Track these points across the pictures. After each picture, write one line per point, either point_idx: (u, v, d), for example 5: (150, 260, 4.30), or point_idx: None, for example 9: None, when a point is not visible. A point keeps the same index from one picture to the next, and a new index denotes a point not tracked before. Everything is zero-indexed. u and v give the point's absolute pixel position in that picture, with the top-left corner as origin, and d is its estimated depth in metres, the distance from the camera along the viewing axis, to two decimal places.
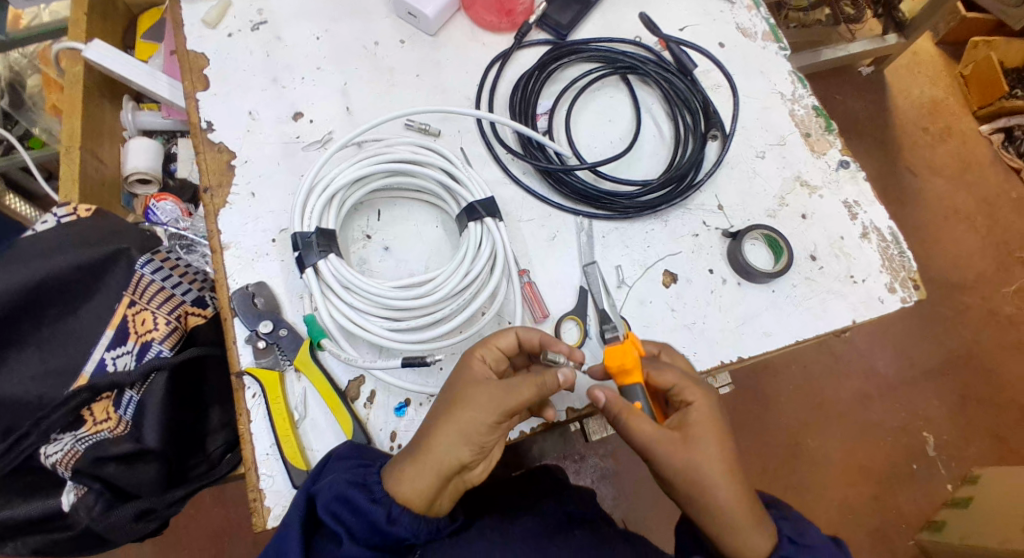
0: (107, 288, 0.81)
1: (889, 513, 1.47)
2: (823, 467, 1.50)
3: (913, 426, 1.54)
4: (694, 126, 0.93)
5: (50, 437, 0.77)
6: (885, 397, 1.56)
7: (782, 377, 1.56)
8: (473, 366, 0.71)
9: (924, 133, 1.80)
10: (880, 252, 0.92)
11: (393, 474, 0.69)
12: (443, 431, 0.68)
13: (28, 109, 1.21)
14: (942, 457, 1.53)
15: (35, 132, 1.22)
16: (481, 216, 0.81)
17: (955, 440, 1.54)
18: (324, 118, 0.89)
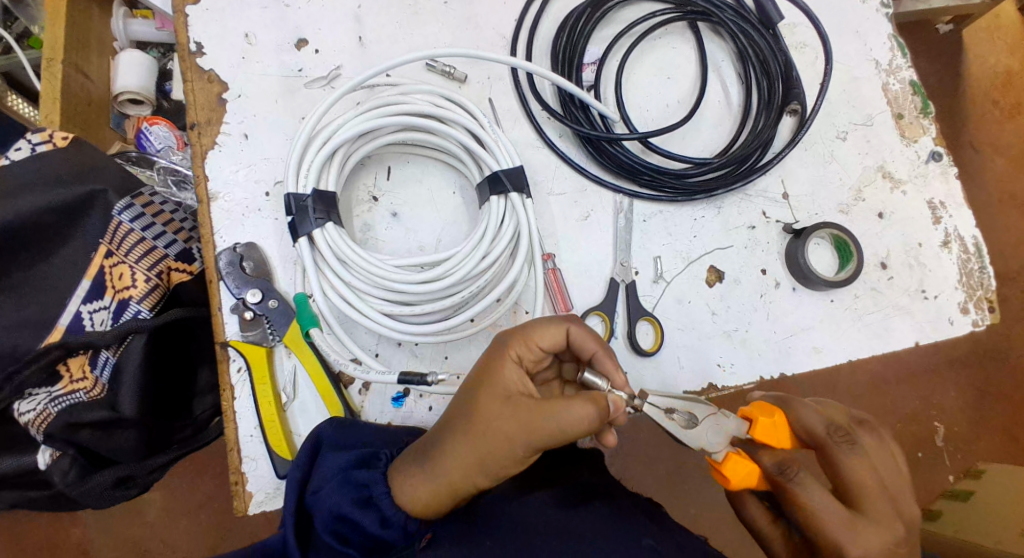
0: (82, 235, 0.72)
1: None
2: None
3: (926, 409, 1.10)
4: (770, 94, 0.79)
5: (23, 393, 0.71)
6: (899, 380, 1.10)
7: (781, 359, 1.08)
8: (505, 371, 0.59)
9: (997, 105, 1.22)
10: (959, 266, 0.80)
11: (404, 478, 0.60)
12: (462, 444, 0.58)
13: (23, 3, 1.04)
14: (952, 449, 1.10)
15: (35, 32, 1.06)
16: (506, 190, 0.69)
17: (969, 431, 1.11)
18: (332, 50, 0.76)
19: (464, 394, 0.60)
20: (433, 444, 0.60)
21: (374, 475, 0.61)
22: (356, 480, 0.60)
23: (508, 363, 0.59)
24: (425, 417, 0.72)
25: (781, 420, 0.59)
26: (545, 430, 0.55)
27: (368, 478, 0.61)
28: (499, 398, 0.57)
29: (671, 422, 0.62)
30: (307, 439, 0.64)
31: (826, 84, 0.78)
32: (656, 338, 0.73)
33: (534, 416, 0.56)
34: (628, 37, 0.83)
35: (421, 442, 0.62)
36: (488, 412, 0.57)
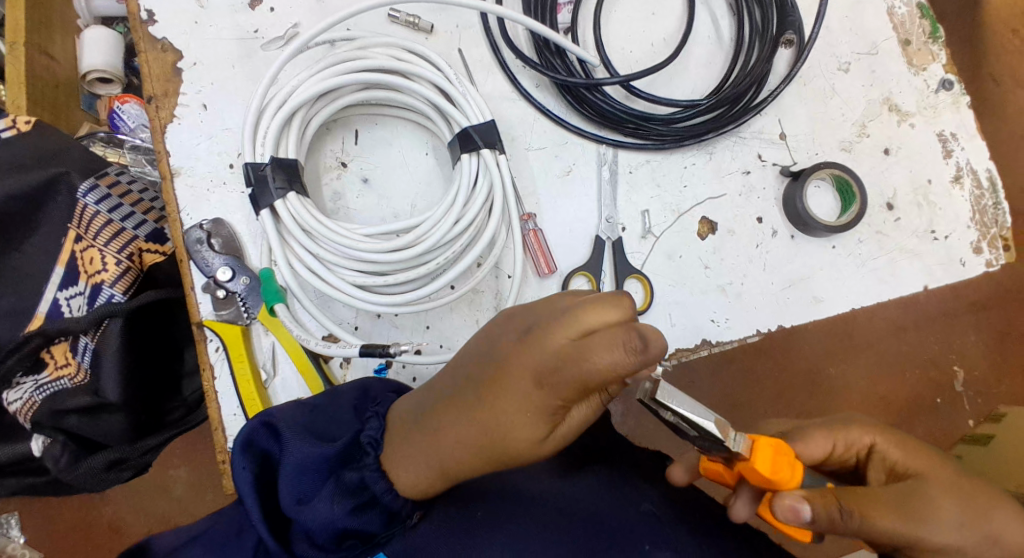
0: (49, 219, 0.69)
1: None
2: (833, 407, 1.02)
3: (942, 354, 1.04)
4: (763, 24, 0.73)
5: (11, 383, 0.69)
6: (918, 327, 1.03)
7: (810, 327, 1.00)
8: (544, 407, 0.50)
9: None
10: (971, 203, 0.75)
11: (398, 460, 0.54)
12: (472, 448, 0.52)
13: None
14: (970, 391, 1.06)
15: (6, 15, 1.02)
16: (478, 147, 0.65)
17: (991, 374, 1.06)
18: (288, 7, 0.72)
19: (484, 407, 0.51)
20: (430, 429, 0.53)
21: (368, 473, 0.54)
22: (348, 484, 0.53)
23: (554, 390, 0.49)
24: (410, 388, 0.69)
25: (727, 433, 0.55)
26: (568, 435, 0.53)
27: (361, 478, 0.54)
28: (534, 433, 0.51)
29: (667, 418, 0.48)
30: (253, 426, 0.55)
31: (824, 9, 0.72)
32: (646, 296, 0.69)
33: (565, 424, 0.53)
34: None
35: (411, 412, 0.55)
36: (516, 449, 0.52)
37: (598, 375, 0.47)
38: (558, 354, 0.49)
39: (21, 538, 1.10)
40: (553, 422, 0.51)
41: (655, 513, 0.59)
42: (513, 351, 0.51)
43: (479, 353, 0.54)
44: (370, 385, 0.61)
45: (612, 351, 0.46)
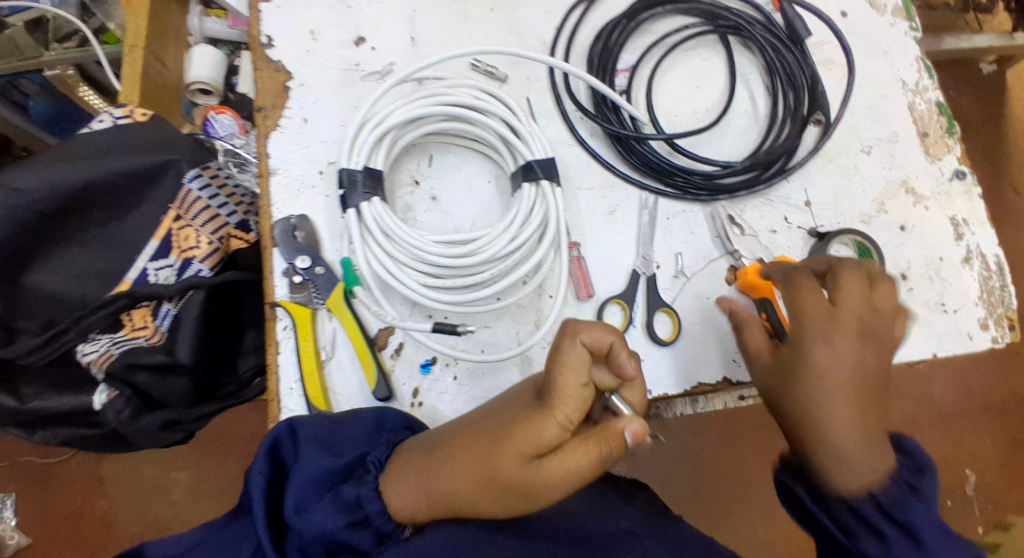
0: (153, 199, 0.78)
1: None
2: None
3: (953, 459, 1.38)
4: (797, 105, 0.82)
5: (87, 337, 0.76)
6: (932, 427, 1.38)
7: None
8: (536, 432, 0.58)
9: None
10: (979, 282, 0.82)
11: (397, 482, 0.62)
12: (470, 466, 0.59)
13: (103, 2, 1.18)
14: (979, 494, 1.37)
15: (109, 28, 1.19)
16: (538, 178, 0.75)
17: (1000, 483, 1.38)
18: (387, 47, 0.83)
19: (490, 428, 0.60)
20: (437, 460, 0.61)
21: (363, 492, 0.62)
22: (346, 498, 0.62)
23: (551, 415, 0.58)
24: (451, 386, 0.75)
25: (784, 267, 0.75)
26: (548, 466, 0.57)
27: (357, 496, 0.62)
28: (525, 454, 0.57)
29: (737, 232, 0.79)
30: (267, 437, 0.65)
31: (851, 96, 0.82)
32: (674, 329, 0.77)
33: (560, 450, 0.57)
34: (660, 47, 0.86)
35: (425, 448, 0.63)
36: (509, 476, 0.57)
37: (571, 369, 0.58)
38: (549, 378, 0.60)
39: (13, 521, 1.24)
40: (548, 437, 0.57)
41: (632, 531, 0.70)
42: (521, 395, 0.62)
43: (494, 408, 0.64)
44: (387, 414, 0.69)
45: (590, 329, 0.61)
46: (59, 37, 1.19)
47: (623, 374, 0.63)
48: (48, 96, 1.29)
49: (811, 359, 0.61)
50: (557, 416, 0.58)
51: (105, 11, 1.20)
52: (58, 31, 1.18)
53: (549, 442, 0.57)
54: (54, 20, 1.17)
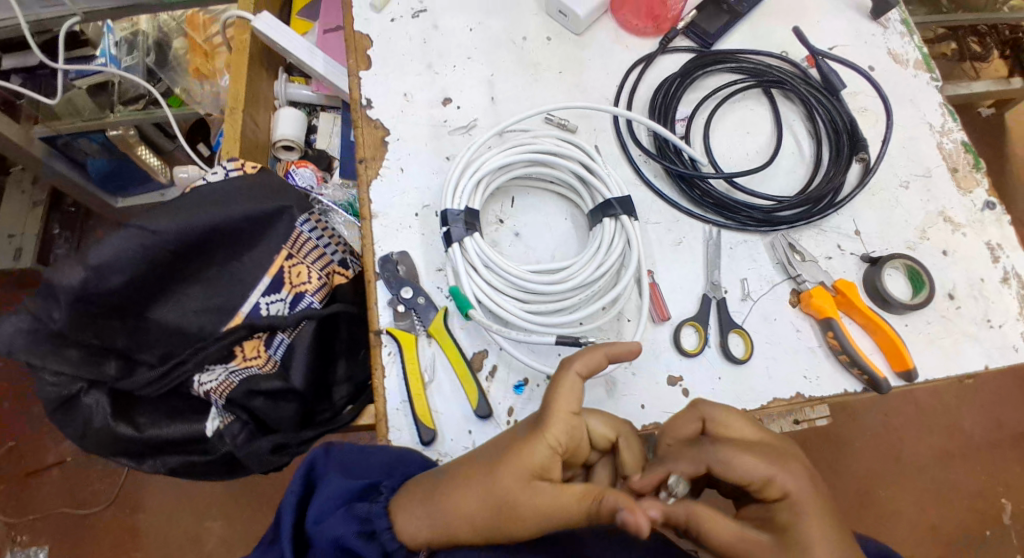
0: (269, 240, 0.87)
1: None
2: (898, 520, 1.49)
3: (991, 492, 1.53)
4: (839, 147, 0.92)
5: (204, 367, 0.84)
6: (966, 457, 1.55)
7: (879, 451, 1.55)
8: (523, 458, 0.65)
9: None
10: (1020, 300, 0.89)
11: (404, 509, 0.68)
12: (471, 492, 0.66)
13: (170, 68, 1.34)
14: (1017, 525, 1.51)
15: (176, 91, 1.34)
16: (618, 212, 0.83)
17: None
18: (471, 106, 0.95)
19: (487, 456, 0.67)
20: (444, 488, 0.67)
21: (375, 509, 0.69)
22: (358, 513, 0.68)
23: (545, 439, 0.65)
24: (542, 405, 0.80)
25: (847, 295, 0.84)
26: (537, 492, 0.64)
27: (369, 512, 0.69)
28: (518, 479, 0.65)
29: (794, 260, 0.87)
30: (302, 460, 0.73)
31: (888, 138, 0.91)
32: (747, 348, 0.84)
33: (558, 487, 0.65)
34: (712, 100, 0.97)
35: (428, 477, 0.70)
36: (505, 501, 0.65)
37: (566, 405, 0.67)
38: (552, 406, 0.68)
39: None
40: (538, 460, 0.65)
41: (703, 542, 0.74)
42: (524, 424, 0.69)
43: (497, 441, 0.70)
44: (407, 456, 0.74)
45: (582, 358, 0.69)
46: (123, 99, 1.34)
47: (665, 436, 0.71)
48: (108, 154, 1.44)
49: (784, 513, 0.63)
50: (547, 439, 0.65)
51: (171, 75, 1.34)
52: (124, 95, 1.32)
53: (539, 466, 0.65)
54: (121, 84, 1.31)
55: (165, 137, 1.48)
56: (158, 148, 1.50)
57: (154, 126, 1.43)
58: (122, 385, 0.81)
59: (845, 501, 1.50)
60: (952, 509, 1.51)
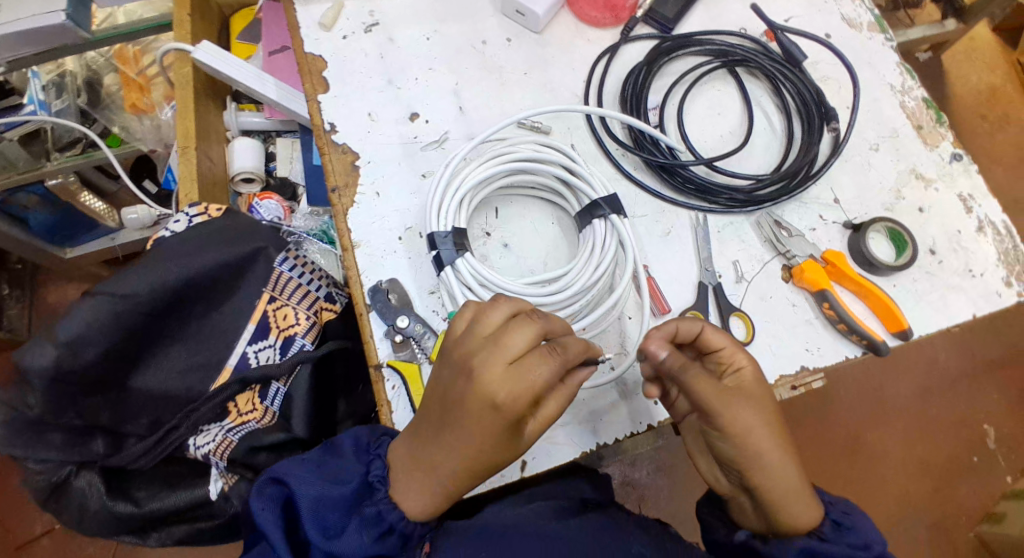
0: (247, 285, 0.83)
1: (947, 507, 1.45)
2: (886, 461, 1.48)
3: (972, 418, 1.52)
4: (810, 118, 0.92)
5: (199, 429, 0.81)
6: (944, 389, 1.54)
7: (856, 392, 1.52)
8: (477, 421, 0.63)
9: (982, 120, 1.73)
10: (997, 247, 0.92)
11: (403, 491, 0.68)
12: (462, 461, 0.65)
13: (104, 106, 1.25)
14: (1002, 448, 1.50)
15: (113, 130, 1.26)
16: (606, 213, 0.81)
17: (1016, 432, 1.51)
18: (439, 119, 0.92)
19: (439, 429, 0.66)
20: (431, 454, 0.67)
21: (382, 507, 0.68)
22: (369, 516, 0.67)
23: (467, 414, 0.63)
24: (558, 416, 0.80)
25: (836, 264, 0.86)
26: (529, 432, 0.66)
27: (377, 511, 0.68)
28: (493, 441, 0.64)
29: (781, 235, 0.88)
30: (261, 479, 0.67)
31: (856, 104, 0.92)
32: (748, 330, 0.84)
33: (537, 418, 0.67)
34: (680, 84, 0.97)
35: (406, 451, 0.69)
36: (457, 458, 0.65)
37: (541, 383, 0.62)
38: (456, 374, 0.65)
39: None
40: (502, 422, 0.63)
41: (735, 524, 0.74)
42: (463, 388, 0.64)
43: (437, 394, 0.66)
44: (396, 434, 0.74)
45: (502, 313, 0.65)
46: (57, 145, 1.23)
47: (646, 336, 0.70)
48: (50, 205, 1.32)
49: (746, 380, 0.69)
50: (480, 405, 0.62)
51: (106, 114, 1.25)
52: (58, 141, 1.22)
53: (491, 424, 0.63)
54: (53, 131, 1.21)
55: (108, 180, 1.39)
56: (99, 191, 1.41)
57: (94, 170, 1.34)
58: (113, 462, 0.78)
59: (833, 460, 1.47)
60: (939, 442, 1.49)
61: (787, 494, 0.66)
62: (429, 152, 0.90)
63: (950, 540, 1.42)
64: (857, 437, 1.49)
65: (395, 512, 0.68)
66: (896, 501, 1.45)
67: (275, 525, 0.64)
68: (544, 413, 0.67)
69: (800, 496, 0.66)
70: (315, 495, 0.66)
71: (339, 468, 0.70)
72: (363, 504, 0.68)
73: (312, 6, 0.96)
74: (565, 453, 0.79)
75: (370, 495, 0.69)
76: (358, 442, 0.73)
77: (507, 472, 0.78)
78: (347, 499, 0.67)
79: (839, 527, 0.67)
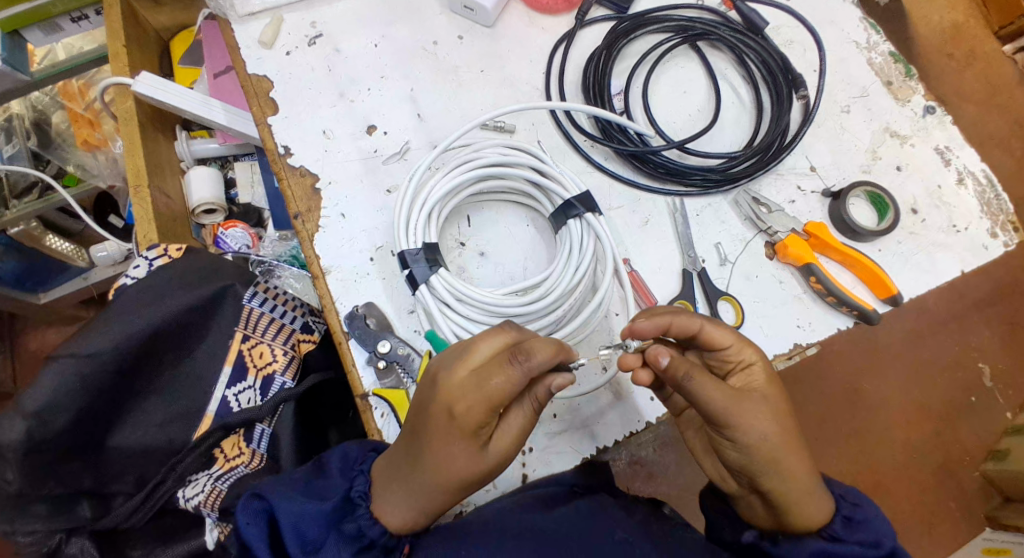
0: (218, 325, 0.80)
1: (951, 450, 1.21)
2: (883, 414, 1.22)
3: (955, 358, 1.21)
4: (779, 85, 0.90)
5: (186, 480, 0.77)
6: (932, 329, 1.22)
7: (850, 343, 1.23)
8: (438, 430, 0.61)
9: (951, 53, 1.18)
10: (978, 198, 0.91)
11: (385, 504, 0.64)
12: (429, 476, 0.62)
13: (57, 147, 1.16)
14: (1001, 385, 1.21)
15: (68, 170, 1.16)
16: (581, 212, 0.79)
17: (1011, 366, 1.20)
18: (397, 129, 0.88)
19: (410, 440, 0.64)
20: (402, 466, 0.64)
21: (362, 522, 0.64)
22: (347, 533, 0.63)
23: (432, 419, 0.62)
24: (553, 424, 0.79)
25: (821, 235, 0.84)
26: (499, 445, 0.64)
27: (358, 528, 0.64)
28: (460, 452, 0.62)
29: (760, 211, 0.85)
30: (245, 495, 0.64)
31: (824, 67, 0.90)
32: (737, 315, 0.82)
33: (507, 431, 0.65)
34: (643, 65, 0.94)
35: (386, 464, 0.66)
36: (424, 470, 0.62)
37: (499, 393, 0.60)
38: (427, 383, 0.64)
39: None
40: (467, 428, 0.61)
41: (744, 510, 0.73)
42: (429, 395, 0.64)
43: (413, 409, 0.65)
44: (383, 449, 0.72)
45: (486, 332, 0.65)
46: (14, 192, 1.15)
47: (634, 333, 0.66)
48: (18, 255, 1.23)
49: (755, 378, 0.68)
50: (440, 409, 0.61)
51: (60, 154, 1.16)
52: (14, 187, 1.14)
53: (455, 433, 0.61)
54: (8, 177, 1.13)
55: (70, 218, 1.27)
56: (65, 231, 1.29)
57: (56, 211, 1.22)
58: (104, 524, 0.73)
59: (817, 415, 1.23)
60: (947, 385, 1.21)
61: (801, 488, 0.65)
62: (392, 165, 0.86)
63: (953, 484, 1.22)
64: (850, 392, 1.23)
65: (376, 527, 0.64)
66: (899, 452, 1.22)
67: (260, 540, 0.61)
68: (508, 425, 0.65)
69: (811, 495, 0.65)
70: (294, 508, 0.62)
71: (321, 486, 0.66)
72: (343, 520, 0.64)
73: (249, 23, 0.91)
74: (566, 460, 0.78)
75: (350, 511, 0.65)
76: (346, 459, 0.69)
77: (506, 486, 0.77)
78: (327, 514, 0.63)
79: (851, 521, 0.66)
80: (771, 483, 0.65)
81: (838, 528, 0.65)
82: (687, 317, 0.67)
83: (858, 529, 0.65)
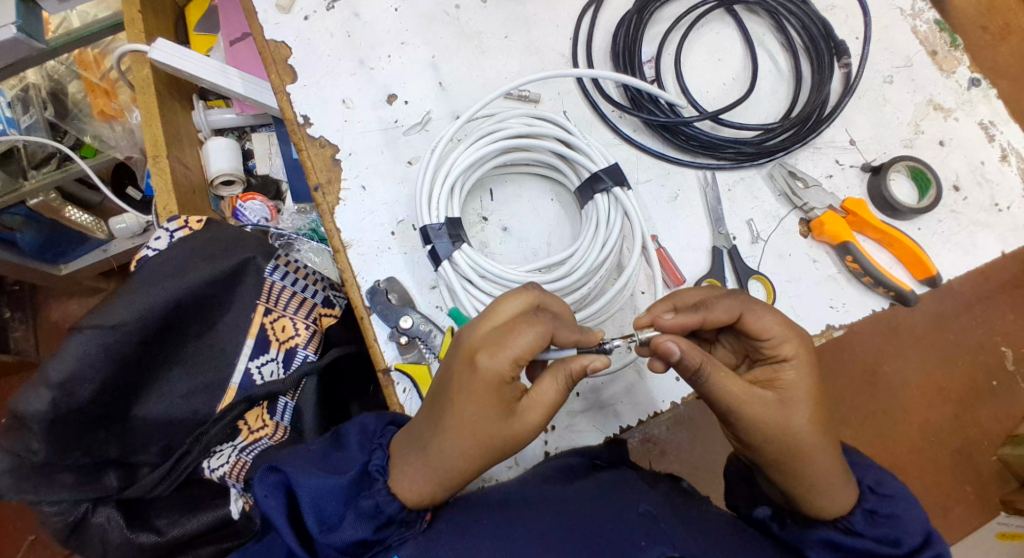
0: (240, 300, 0.79)
1: (968, 435, 1.18)
2: (899, 397, 1.20)
3: (981, 341, 1.17)
4: (819, 52, 0.86)
5: (211, 451, 0.77)
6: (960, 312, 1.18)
7: (876, 325, 1.20)
8: (460, 394, 0.60)
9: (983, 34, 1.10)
10: (1022, 175, 0.87)
11: (401, 476, 0.63)
12: (449, 441, 0.61)
13: (75, 117, 1.14)
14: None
15: (85, 141, 1.15)
16: (608, 185, 0.76)
17: None
18: (419, 98, 0.86)
19: (432, 407, 0.63)
20: (422, 435, 0.63)
21: (380, 499, 0.63)
22: (365, 510, 0.62)
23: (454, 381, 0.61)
24: (576, 403, 0.78)
25: (861, 211, 0.80)
26: (524, 417, 0.62)
27: (377, 504, 0.62)
28: (483, 418, 0.60)
29: (795, 185, 0.82)
30: (262, 469, 0.62)
31: (869, 33, 0.86)
32: (768, 293, 0.79)
33: (533, 406, 0.62)
34: (675, 33, 0.90)
35: (407, 435, 0.65)
36: (445, 437, 0.61)
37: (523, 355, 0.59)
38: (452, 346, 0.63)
39: None
40: (489, 394, 0.60)
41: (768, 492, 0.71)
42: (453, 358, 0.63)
43: (437, 379, 0.64)
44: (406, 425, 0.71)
45: (510, 297, 0.64)
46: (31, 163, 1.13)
47: (658, 326, 0.66)
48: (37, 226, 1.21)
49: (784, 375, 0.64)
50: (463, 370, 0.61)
51: (77, 124, 1.14)
52: (32, 158, 1.12)
53: (478, 397, 0.60)
54: (26, 146, 1.10)
55: (88, 189, 1.27)
56: (83, 203, 1.29)
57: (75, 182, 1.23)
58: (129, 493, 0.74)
59: (834, 398, 1.20)
60: (970, 368, 1.18)
61: (829, 482, 0.63)
62: (415, 136, 0.84)
63: (973, 470, 1.19)
64: (868, 375, 1.20)
65: (393, 503, 0.63)
66: (915, 435, 1.20)
67: (279, 512, 0.61)
68: (531, 398, 0.63)
69: (837, 484, 0.63)
70: (313, 485, 0.61)
71: (338, 460, 0.65)
72: (360, 495, 0.63)
73: None
74: (590, 437, 0.77)
75: (368, 486, 0.64)
76: (364, 431, 0.69)
77: (529, 462, 0.76)
78: (343, 490, 0.62)
79: (876, 517, 0.64)
80: (786, 469, 0.63)
81: (859, 521, 0.64)
82: (723, 308, 0.65)
83: (883, 525, 0.63)
